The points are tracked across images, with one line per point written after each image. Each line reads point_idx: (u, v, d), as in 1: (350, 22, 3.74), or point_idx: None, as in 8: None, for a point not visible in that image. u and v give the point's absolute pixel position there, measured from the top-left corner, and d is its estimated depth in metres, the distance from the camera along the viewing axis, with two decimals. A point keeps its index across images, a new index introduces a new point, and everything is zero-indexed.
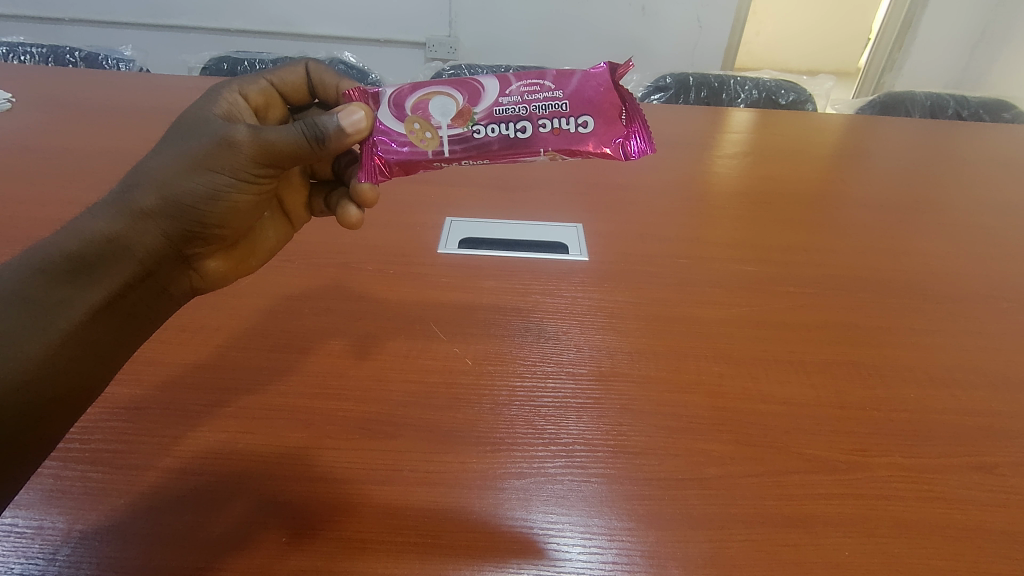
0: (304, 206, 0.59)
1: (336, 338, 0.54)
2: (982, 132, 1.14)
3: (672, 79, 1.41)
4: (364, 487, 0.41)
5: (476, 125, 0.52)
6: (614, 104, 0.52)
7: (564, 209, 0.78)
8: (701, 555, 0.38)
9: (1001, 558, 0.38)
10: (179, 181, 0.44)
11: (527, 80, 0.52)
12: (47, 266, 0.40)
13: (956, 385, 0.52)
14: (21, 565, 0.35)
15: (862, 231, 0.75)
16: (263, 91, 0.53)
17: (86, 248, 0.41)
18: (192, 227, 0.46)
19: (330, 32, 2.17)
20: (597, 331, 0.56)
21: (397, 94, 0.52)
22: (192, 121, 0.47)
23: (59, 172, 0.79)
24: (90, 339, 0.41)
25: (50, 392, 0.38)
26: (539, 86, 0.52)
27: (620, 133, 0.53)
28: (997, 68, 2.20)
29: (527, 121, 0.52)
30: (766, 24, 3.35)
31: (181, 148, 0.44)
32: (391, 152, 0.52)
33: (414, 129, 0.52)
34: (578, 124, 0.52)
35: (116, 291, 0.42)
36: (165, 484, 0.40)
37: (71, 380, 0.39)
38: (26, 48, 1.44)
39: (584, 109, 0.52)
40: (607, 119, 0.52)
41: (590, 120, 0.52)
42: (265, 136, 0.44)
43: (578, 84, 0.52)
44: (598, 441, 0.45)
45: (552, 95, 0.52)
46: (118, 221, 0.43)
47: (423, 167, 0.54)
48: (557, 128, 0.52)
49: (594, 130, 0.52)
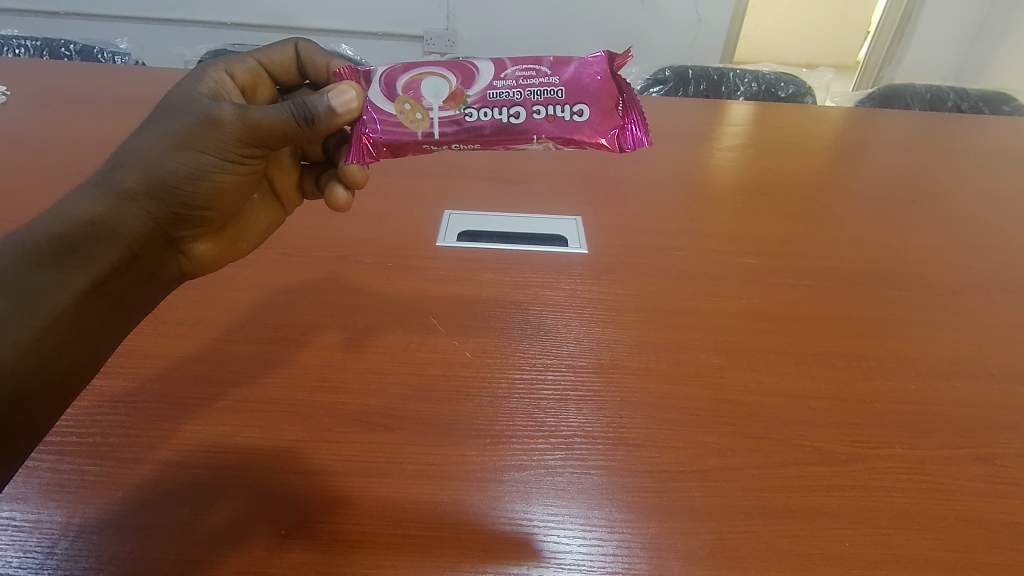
0: (295, 187, 0.57)
1: (334, 331, 0.54)
2: (981, 125, 1.14)
3: (672, 71, 1.41)
4: (364, 481, 0.40)
5: (469, 108, 0.51)
6: (611, 94, 0.52)
7: (564, 202, 0.78)
8: (703, 547, 0.38)
9: (999, 549, 0.38)
10: (164, 162, 0.43)
11: (523, 65, 0.52)
12: (33, 249, 0.40)
13: (955, 376, 0.52)
14: (19, 559, 0.35)
15: (862, 223, 0.75)
16: (251, 71, 0.52)
17: (72, 231, 0.41)
18: (179, 208, 0.45)
19: (327, 25, 2.16)
20: (597, 323, 0.56)
21: (389, 73, 0.52)
22: (178, 101, 0.46)
23: (53, 165, 0.79)
24: (78, 325, 0.41)
25: (40, 377, 0.38)
26: (536, 71, 0.52)
27: (615, 123, 0.53)
28: (998, 59, 2.20)
29: (521, 107, 0.51)
30: (764, 18, 3.34)
31: (166, 129, 0.44)
32: (380, 132, 0.52)
33: (405, 109, 0.51)
34: (573, 113, 0.52)
35: (101, 275, 0.42)
36: (165, 478, 0.40)
37: (62, 367, 0.39)
38: (21, 41, 1.43)
39: (579, 97, 0.52)
40: (604, 109, 0.52)
41: (586, 109, 0.52)
42: (251, 115, 0.44)
43: (575, 72, 0.52)
44: (597, 433, 0.45)
45: (548, 82, 0.52)
46: (104, 203, 0.43)
47: (413, 150, 0.53)
48: (552, 115, 0.52)
49: (590, 119, 0.52)
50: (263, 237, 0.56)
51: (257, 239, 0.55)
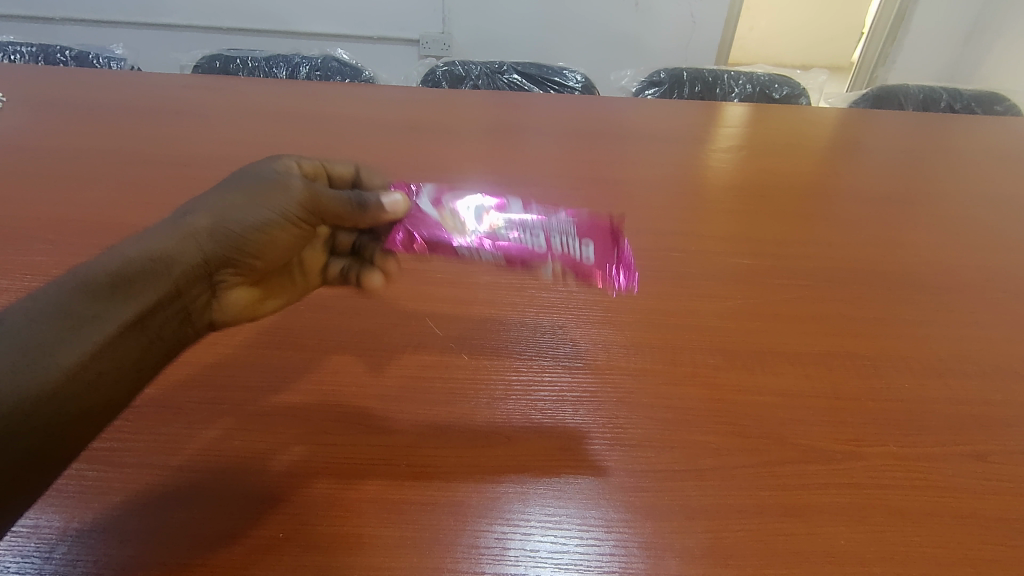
0: (321, 268, 0.55)
1: (332, 335, 0.54)
2: (975, 126, 1.14)
3: (666, 74, 1.42)
4: (362, 484, 0.41)
5: (502, 227, 0.52)
6: (611, 240, 0.50)
7: (559, 204, 0.79)
8: (699, 546, 0.38)
9: (994, 546, 0.39)
10: (227, 212, 0.44)
11: (546, 201, 0.53)
12: (87, 283, 0.38)
13: (950, 375, 0.52)
14: (17, 564, 0.35)
15: (858, 224, 0.76)
16: (319, 165, 0.54)
17: (130, 266, 0.40)
18: (231, 252, 0.44)
19: (322, 30, 2.16)
20: (593, 324, 0.57)
21: (438, 191, 0.54)
22: (252, 171, 0.49)
23: (48, 172, 0.79)
24: (122, 353, 0.38)
25: (73, 403, 0.35)
26: (555, 208, 0.52)
27: (613, 266, 0.50)
28: (991, 60, 2.22)
29: (540, 237, 0.51)
30: (759, 19, 3.35)
31: (239, 187, 0.46)
32: (419, 229, 0.53)
33: (446, 218, 0.53)
34: (578, 249, 0.50)
35: (149, 309, 0.40)
36: (163, 482, 0.40)
37: (96, 394, 0.36)
38: (16, 47, 1.43)
39: (580, 222, 0.51)
40: (607, 250, 0.50)
41: (590, 248, 0.50)
42: (319, 190, 0.49)
43: (586, 214, 0.52)
44: (595, 435, 0.45)
45: (563, 215, 0.52)
46: (163, 239, 0.41)
47: (443, 252, 0.53)
48: (563, 249, 0.50)
49: (591, 259, 0.50)
50: (289, 299, 0.53)
51: (284, 299, 0.53)
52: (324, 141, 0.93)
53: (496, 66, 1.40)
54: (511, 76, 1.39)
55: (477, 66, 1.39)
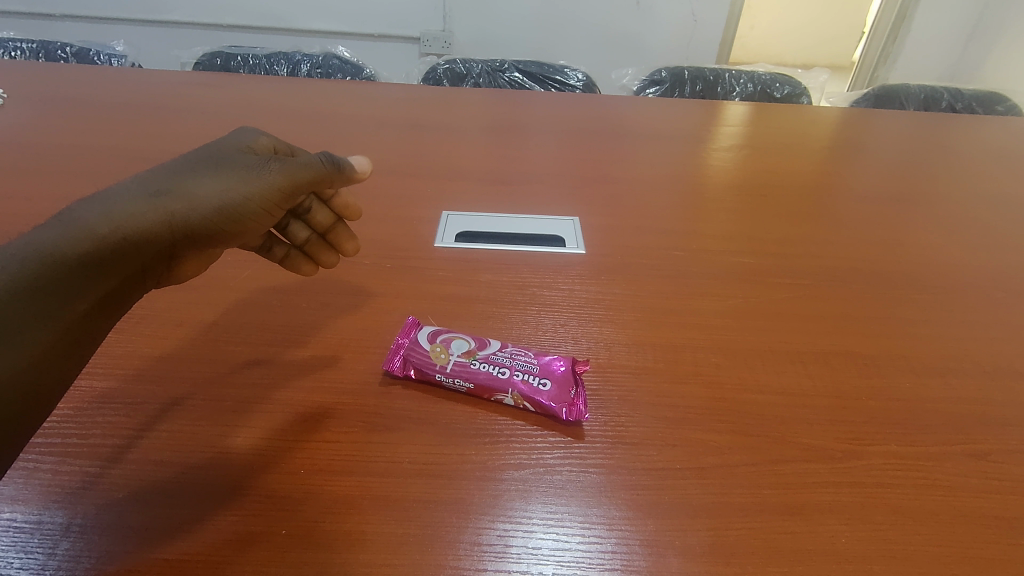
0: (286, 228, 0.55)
1: (334, 332, 0.54)
2: (977, 126, 1.14)
3: (667, 73, 1.41)
4: (364, 481, 0.41)
5: None
6: (569, 390, 0.47)
7: (560, 202, 0.79)
8: (700, 544, 0.38)
9: (993, 544, 0.39)
10: (206, 182, 0.42)
11: (520, 347, 0.52)
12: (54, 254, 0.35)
13: (951, 373, 0.52)
14: (21, 560, 0.35)
15: (859, 223, 0.76)
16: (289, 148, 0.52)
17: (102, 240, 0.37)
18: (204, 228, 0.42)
19: (322, 28, 2.16)
20: (593, 323, 0.57)
21: None
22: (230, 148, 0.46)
23: (49, 169, 0.78)
24: (82, 332, 0.37)
25: (37, 389, 0.34)
26: (525, 352, 0.50)
27: (566, 404, 0.46)
28: (992, 61, 2.23)
29: (501, 359, 0.49)
30: (759, 19, 3.34)
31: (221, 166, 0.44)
32: None
33: None
34: (534, 382, 0.47)
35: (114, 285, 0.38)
36: (165, 478, 0.40)
37: (52, 383, 0.35)
38: (16, 44, 1.43)
39: (547, 372, 0.48)
40: (562, 393, 0.47)
41: (546, 386, 0.47)
42: (297, 174, 0.46)
43: (552, 362, 0.49)
44: (597, 432, 0.45)
45: (530, 358, 0.50)
46: (136, 212, 0.39)
47: None
48: (516, 375, 0.48)
49: (544, 392, 0.47)
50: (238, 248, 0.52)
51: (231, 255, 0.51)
52: (325, 138, 0.93)
53: (497, 64, 1.40)
54: (512, 74, 1.39)
55: (477, 64, 1.39)
